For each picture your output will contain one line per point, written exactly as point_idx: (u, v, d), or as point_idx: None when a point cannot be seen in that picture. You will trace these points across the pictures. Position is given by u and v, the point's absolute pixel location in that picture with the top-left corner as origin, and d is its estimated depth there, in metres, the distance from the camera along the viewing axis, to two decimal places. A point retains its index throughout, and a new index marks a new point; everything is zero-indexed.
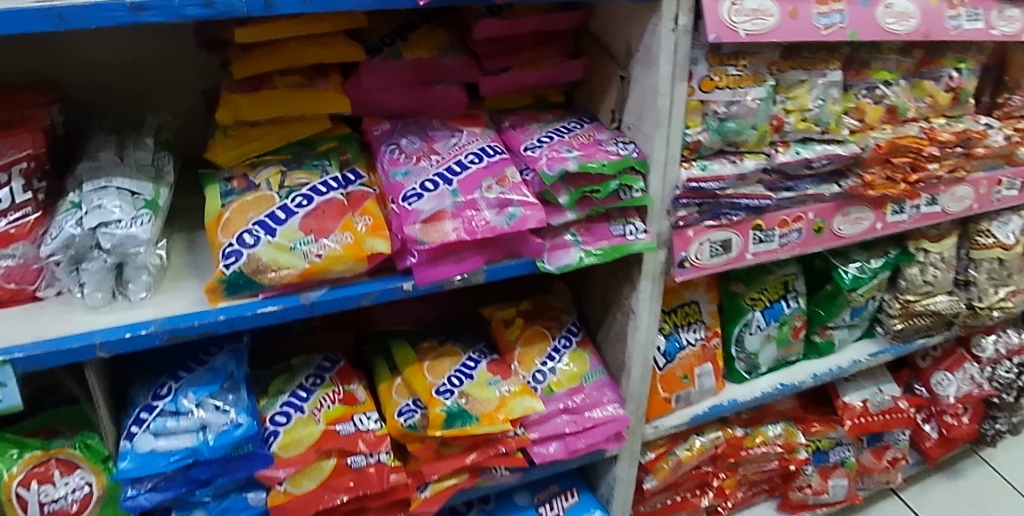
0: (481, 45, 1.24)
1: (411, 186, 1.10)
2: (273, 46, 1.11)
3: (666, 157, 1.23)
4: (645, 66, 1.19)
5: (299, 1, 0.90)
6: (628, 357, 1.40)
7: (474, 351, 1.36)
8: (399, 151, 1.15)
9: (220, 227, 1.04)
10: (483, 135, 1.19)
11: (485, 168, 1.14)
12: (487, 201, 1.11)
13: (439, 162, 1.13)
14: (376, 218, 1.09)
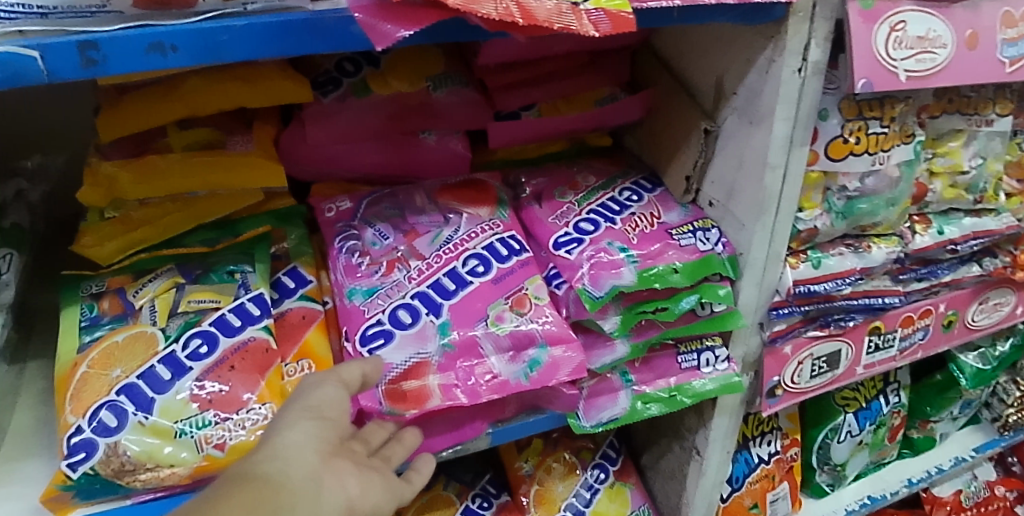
0: (493, 72, 0.78)
1: (377, 317, 0.70)
2: (164, 85, 0.69)
3: (768, 254, 0.82)
4: (748, 120, 0.76)
5: (144, 51, 0.50)
6: (686, 503, 0.99)
7: (475, 496, 0.97)
8: (365, 249, 0.75)
9: (70, 391, 0.64)
10: (492, 220, 0.77)
11: (495, 282, 0.73)
12: (495, 341, 0.71)
13: (423, 271, 0.73)
14: (320, 363, 0.70)
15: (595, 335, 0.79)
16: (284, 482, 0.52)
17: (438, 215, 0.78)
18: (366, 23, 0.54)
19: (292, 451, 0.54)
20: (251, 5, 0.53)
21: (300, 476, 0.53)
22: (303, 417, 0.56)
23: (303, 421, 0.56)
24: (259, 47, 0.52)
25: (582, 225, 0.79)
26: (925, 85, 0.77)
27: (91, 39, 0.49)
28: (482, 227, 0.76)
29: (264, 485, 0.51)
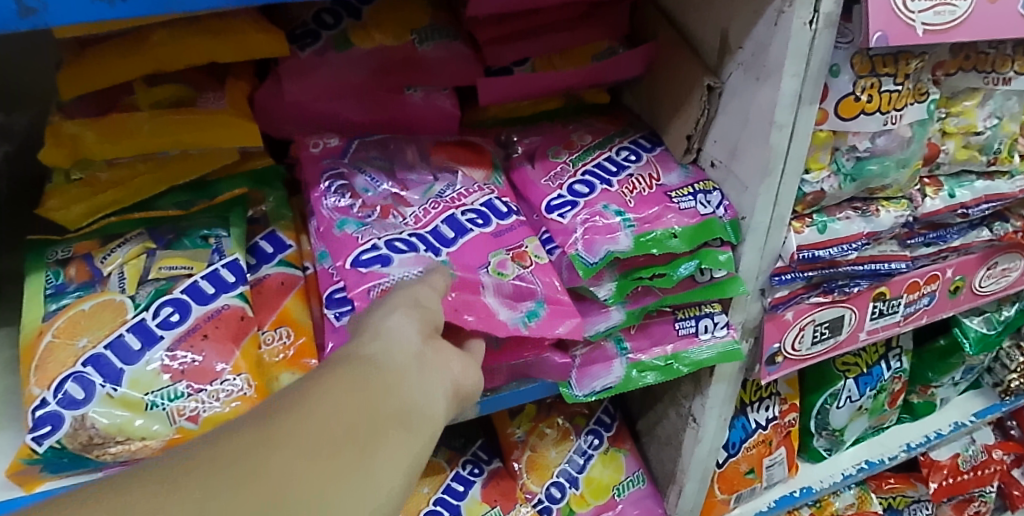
0: (482, 25, 0.72)
1: (375, 246, 0.66)
2: (130, 38, 0.64)
3: (772, 218, 0.78)
4: (755, 76, 0.71)
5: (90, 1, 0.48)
6: (681, 470, 0.97)
7: (466, 461, 0.94)
8: (354, 193, 0.71)
9: (34, 362, 0.61)
10: (488, 184, 0.73)
11: (496, 235, 0.70)
12: (499, 287, 0.67)
13: (421, 215, 0.70)
14: (299, 331, 0.67)
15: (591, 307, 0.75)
16: (383, 368, 0.50)
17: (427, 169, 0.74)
18: None
19: (386, 341, 0.52)
20: None
21: (399, 361, 0.51)
22: (388, 313, 0.54)
23: (388, 314, 0.54)
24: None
25: (577, 186, 0.75)
26: (945, 39, 0.72)
27: None
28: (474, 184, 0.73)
29: (360, 376, 0.49)
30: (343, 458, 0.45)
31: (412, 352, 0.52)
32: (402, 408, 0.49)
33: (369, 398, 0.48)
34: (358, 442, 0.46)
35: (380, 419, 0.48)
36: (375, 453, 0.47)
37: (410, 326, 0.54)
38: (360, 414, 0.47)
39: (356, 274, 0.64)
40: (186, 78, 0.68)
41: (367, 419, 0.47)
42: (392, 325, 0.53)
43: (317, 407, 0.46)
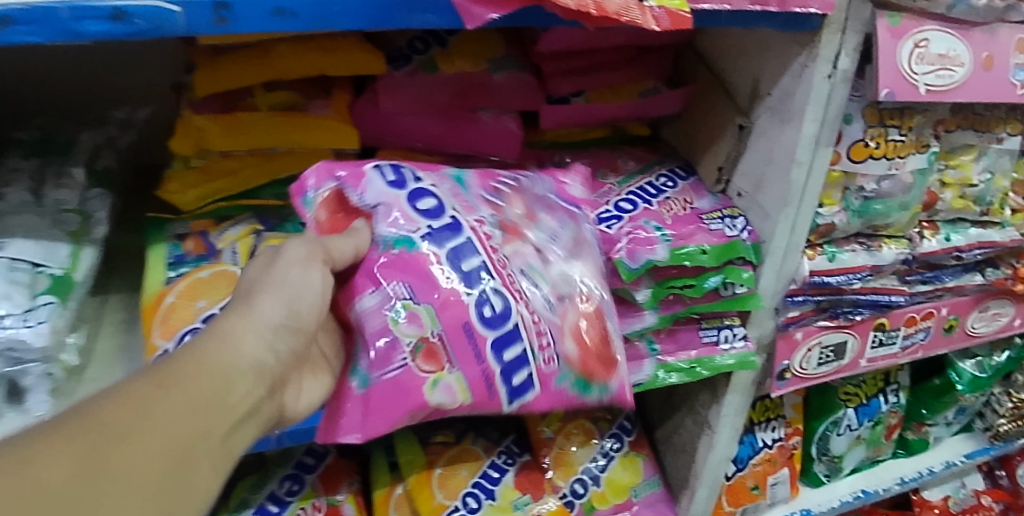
0: (549, 59, 0.84)
1: (415, 185, 0.70)
2: (255, 50, 0.76)
3: (788, 244, 0.89)
4: (780, 119, 0.83)
5: (266, 15, 0.57)
6: (694, 475, 1.06)
7: (499, 453, 1.00)
8: (506, 188, 0.75)
9: (157, 318, 0.71)
10: (531, 330, 0.67)
11: (464, 327, 0.66)
12: (388, 305, 0.65)
13: (478, 227, 0.69)
14: None
15: (597, 365, 0.71)
16: (239, 380, 0.58)
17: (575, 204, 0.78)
18: (461, 4, 0.61)
19: (251, 352, 0.59)
20: None
21: (252, 372, 0.59)
22: (265, 308, 0.61)
23: (263, 312, 0.61)
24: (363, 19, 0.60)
25: (621, 204, 0.86)
26: (944, 99, 0.82)
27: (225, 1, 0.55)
28: (574, 242, 0.75)
29: (197, 395, 0.55)
30: (179, 463, 0.52)
31: (263, 369, 0.60)
32: (241, 412, 0.57)
33: (202, 407, 0.54)
34: (188, 453, 0.53)
35: (222, 429, 0.55)
36: (203, 463, 0.54)
37: (277, 327, 0.61)
38: (206, 422, 0.54)
39: (376, 169, 0.70)
40: (294, 88, 0.80)
41: (212, 429, 0.55)
42: (262, 327, 0.61)
43: (155, 408, 0.52)
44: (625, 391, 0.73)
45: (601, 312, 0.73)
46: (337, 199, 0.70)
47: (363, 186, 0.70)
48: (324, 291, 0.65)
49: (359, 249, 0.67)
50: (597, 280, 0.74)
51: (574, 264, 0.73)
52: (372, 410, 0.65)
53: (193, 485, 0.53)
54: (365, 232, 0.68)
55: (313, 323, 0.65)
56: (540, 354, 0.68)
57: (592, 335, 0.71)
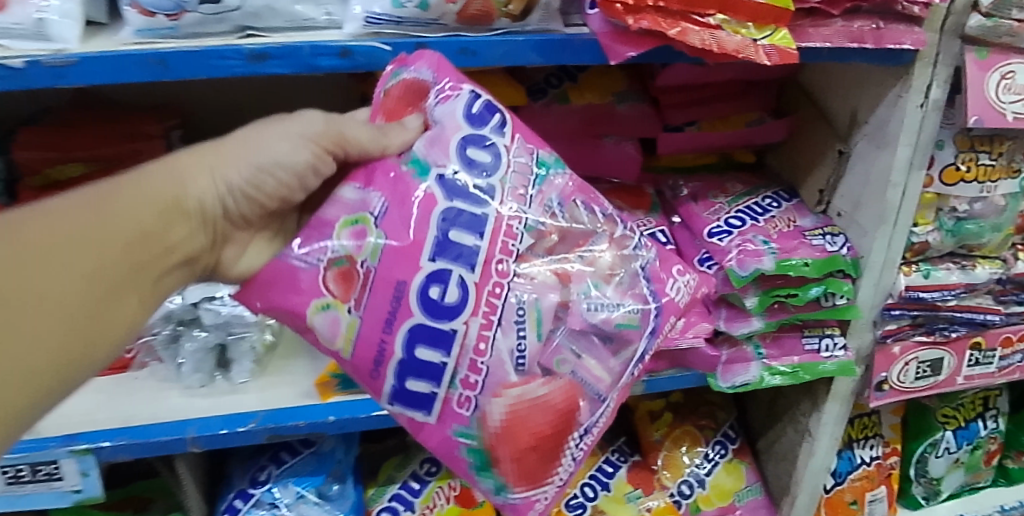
0: (667, 93, 0.96)
1: (492, 133, 0.66)
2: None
3: (886, 260, 0.97)
4: (876, 145, 0.92)
5: (455, 52, 0.72)
6: (795, 482, 1.13)
7: (613, 451, 1.11)
8: (583, 242, 0.70)
9: None
10: (477, 344, 0.64)
11: (398, 288, 0.64)
12: (359, 206, 0.65)
13: (506, 228, 0.65)
14: None
15: (499, 446, 0.66)
16: (143, 218, 0.56)
17: (629, 300, 0.69)
18: (608, 45, 0.75)
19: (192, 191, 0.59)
20: (529, 26, 0.74)
21: (165, 212, 0.57)
22: (236, 158, 0.61)
23: (231, 165, 0.61)
24: (530, 57, 0.74)
25: (731, 221, 0.96)
26: None
27: (424, 42, 0.71)
28: (595, 330, 0.68)
29: (147, 212, 0.56)
30: (96, 295, 0.53)
31: (195, 212, 0.59)
32: (172, 249, 0.58)
33: (134, 244, 0.55)
34: (120, 284, 0.54)
35: (143, 265, 0.56)
36: (133, 293, 0.55)
37: (256, 184, 0.62)
38: (113, 258, 0.54)
39: (477, 95, 0.67)
40: None
41: (121, 267, 0.54)
42: (231, 178, 0.61)
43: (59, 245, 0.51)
44: (530, 496, 0.69)
45: (581, 402, 0.68)
46: (409, 88, 0.68)
47: (449, 95, 0.66)
48: (316, 174, 0.64)
49: (384, 149, 0.66)
50: (586, 385, 0.68)
51: (576, 367, 0.68)
52: (257, 281, 0.67)
53: (117, 313, 0.54)
54: (411, 130, 0.67)
55: (289, 198, 0.65)
56: (458, 387, 0.65)
57: (538, 429, 0.66)
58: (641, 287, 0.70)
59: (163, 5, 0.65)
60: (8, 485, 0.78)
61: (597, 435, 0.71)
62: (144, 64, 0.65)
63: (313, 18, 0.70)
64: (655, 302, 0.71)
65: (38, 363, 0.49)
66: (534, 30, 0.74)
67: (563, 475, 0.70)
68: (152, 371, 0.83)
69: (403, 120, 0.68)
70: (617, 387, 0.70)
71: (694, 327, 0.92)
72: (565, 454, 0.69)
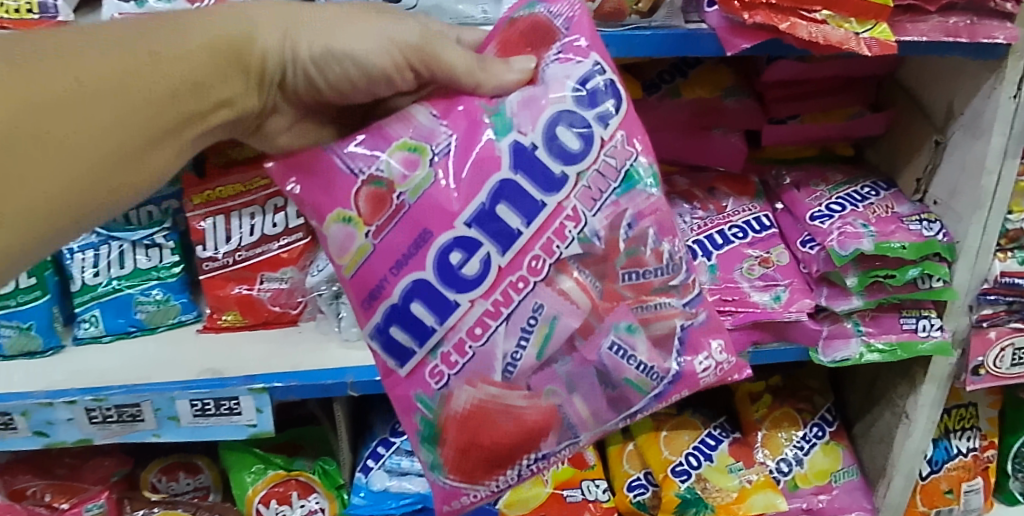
0: (771, 88, 1.04)
1: (589, 116, 0.66)
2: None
3: (981, 245, 1.02)
4: (972, 135, 0.98)
5: None
6: (891, 463, 1.18)
7: (715, 427, 1.16)
8: (659, 293, 0.72)
9: None
10: (492, 327, 0.67)
11: (425, 236, 0.66)
12: (424, 137, 0.67)
13: (557, 226, 0.66)
14: None
15: (451, 429, 0.70)
16: (198, 72, 0.60)
17: (653, 365, 0.71)
18: (723, 38, 0.85)
19: (258, 51, 0.63)
20: (655, 22, 0.86)
21: (224, 67, 0.62)
22: (318, 34, 0.65)
23: (309, 40, 0.65)
24: (655, 49, 0.85)
25: (832, 206, 1.03)
26: None
27: None
28: (603, 368, 0.70)
29: (198, 65, 0.60)
30: (139, 141, 0.58)
31: (253, 69, 0.64)
32: (222, 104, 0.63)
33: (182, 96, 0.60)
34: (164, 131, 0.60)
35: (186, 116, 0.61)
36: (171, 143, 0.61)
37: (323, 65, 0.66)
38: (164, 107, 0.59)
39: (600, 71, 0.67)
40: None
41: (166, 114, 0.59)
42: (302, 50, 0.65)
43: (127, 91, 0.57)
44: (460, 486, 0.73)
45: (551, 432, 0.71)
46: (537, 27, 0.70)
47: (570, 60, 0.68)
48: (388, 83, 0.67)
49: (478, 86, 0.67)
50: (568, 421, 0.71)
51: (563, 401, 0.70)
52: (297, 160, 0.69)
53: (149, 158, 0.60)
54: (514, 74, 0.68)
55: (351, 92, 0.68)
56: (439, 356, 0.68)
57: (499, 437, 0.70)
58: (668, 356, 0.72)
59: None
60: (195, 417, 0.88)
61: (551, 463, 0.73)
62: None
63: (471, 16, 0.82)
64: (674, 378, 0.72)
65: (79, 183, 0.56)
66: (659, 26, 0.86)
67: (501, 483, 0.73)
68: (316, 325, 0.95)
69: (508, 59, 0.69)
70: (595, 431, 0.73)
71: (796, 302, 0.98)
72: (512, 468, 0.72)
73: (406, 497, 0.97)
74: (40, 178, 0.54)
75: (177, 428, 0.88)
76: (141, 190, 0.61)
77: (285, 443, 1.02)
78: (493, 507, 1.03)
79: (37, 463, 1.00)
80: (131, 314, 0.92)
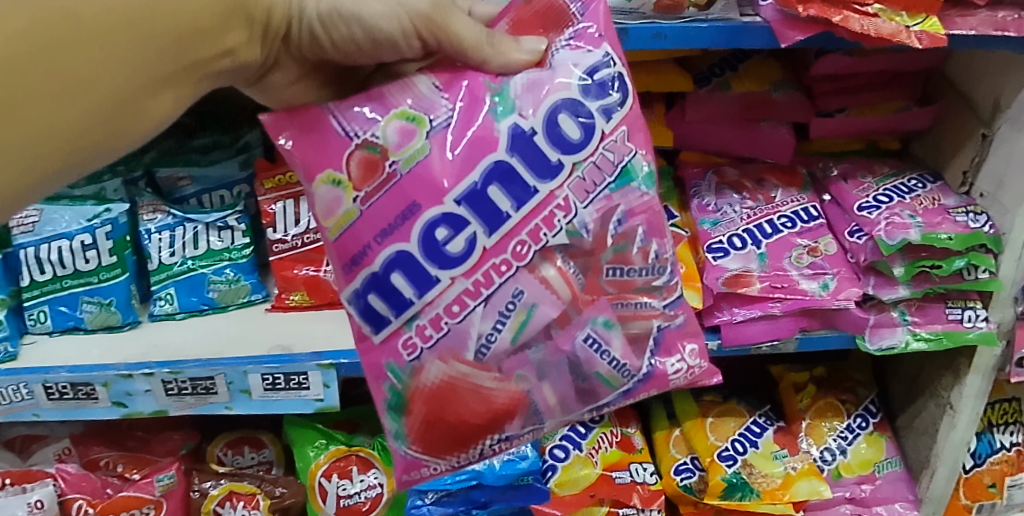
0: (819, 82, 1.07)
1: (592, 107, 0.65)
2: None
3: None
4: (1017, 128, 1.00)
5: (651, 37, 0.86)
6: (935, 455, 1.19)
7: (760, 415, 1.19)
8: (640, 292, 0.70)
9: None
10: (471, 306, 0.65)
11: (410, 207, 0.64)
12: (423, 108, 0.65)
13: (546, 213, 0.65)
14: (687, 266, 1.02)
15: (418, 402, 0.68)
16: (201, 17, 0.57)
17: (625, 363, 0.69)
18: (778, 30, 0.87)
19: (264, 4, 0.63)
20: (712, 14, 0.87)
21: (227, 14, 0.60)
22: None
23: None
24: (711, 41, 0.87)
25: (879, 197, 1.06)
26: None
27: (626, 29, 0.85)
28: (576, 360, 0.68)
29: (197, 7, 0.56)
30: (141, 86, 0.55)
31: (257, 20, 0.63)
32: (225, 52, 0.61)
33: (185, 41, 0.56)
34: (166, 76, 0.56)
35: (189, 62, 0.57)
36: (169, 89, 0.57)
37: (330, 24, 0.67)
38: (168, 52, 0.55)
39: (609, 64, 0.66)
40: None
41: (170, 59, 0.56)
42: (310, 6, 0.66)
43: (128, 33, 0.52)
44: (419, 457, 0.72)
45: (517, 418, 0.69)
46: (552, 11, 0.70)
47: (581, 48, 0.66)
48: (394, 49, 0.67)
49: (484, 62, 0.65)
50: (535, 408, 0.69)
51: (533, 389, 0.68)
52: (294, 115, 0.65)
53: (150, 106, 0.56)
54: (523, 54, 0.66)
55: (356, 55, 0.68)
56: (414, 328, 0.66)
57: (466, 416, 0.68)
58: (642, 356, 0.70)
59: None
60: (266, 391, 0.92)
61: (510, 446, 0.72)
62: None
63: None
64: (645, 377, 0.71)
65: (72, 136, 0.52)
66: (715, 19, 0.87)
67: (459, 461, 0.72)
68: None
69: (518, 37, 0.68)
70: (558, 420, 0.72)
71: (845, 290, 1.01)
72: (472, 449, 0.70)
73: (461, 472, 1.02)
74: (31, 127, 0.50)
75: (249, 401, 0.93)
76: (139, 138, 0.57)
77: (346, 422, 1.07)
78: (546, 487, 1.05)
79: (110, 436, 1.05)
80: (204, 292, 0.95)
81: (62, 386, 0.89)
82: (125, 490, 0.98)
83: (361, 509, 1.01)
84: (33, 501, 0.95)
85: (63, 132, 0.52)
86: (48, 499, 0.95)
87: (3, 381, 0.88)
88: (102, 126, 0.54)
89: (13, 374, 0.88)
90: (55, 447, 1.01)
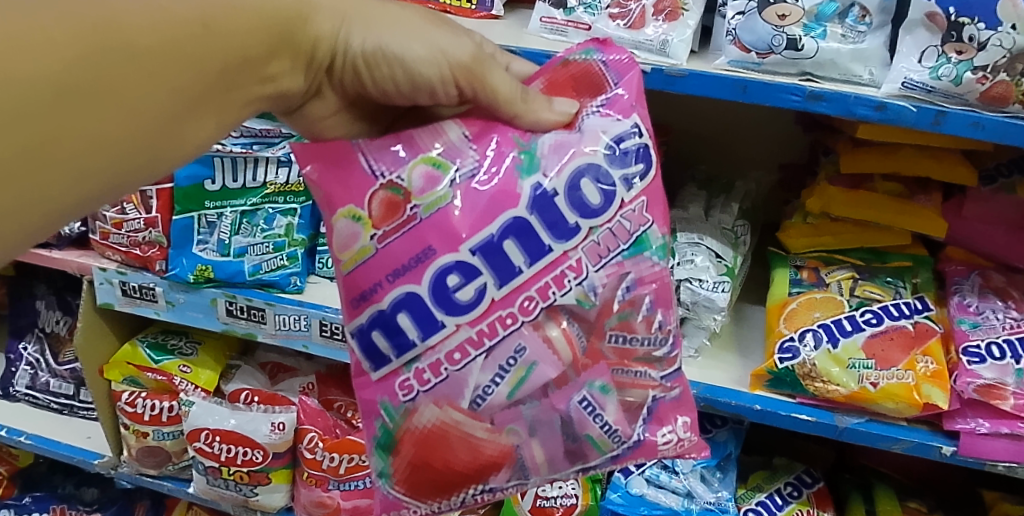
0: None
1: (615, 176, 0.61)
2: (885, 148, 1.02)
3: None
4: None
5: (968, 126, 0.78)
6: None
7: None
8: (640, 361, 0.65)
9: (875, 354, 0.94)
10: (468, 361, 0.61)
11: (424, 252, 0.60)
12: (451, 155, 0.61)
13: (557, 274, 0.61)
14: (938, 363, 0.94)
15: (407, 444, 0.64)
16: (249, 45, 0.54)
17: (618, 429, 0.64)
18: None
19: (311, 35, 0.58)
20: None
21: (275, 43, 0.56)
22: (373, 27, 0.59)
23: (364, 33, 0.59)
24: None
25: None
26: None
27: (945, 111, 0.78)
28: (568, 419, 0.64)
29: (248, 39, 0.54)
30: (176, 115, 0.51)
31: (303, 51, 0.58)
32: (267, 80, 0.57)
33: (231, 69, 0.53)
34: (202, 99, 0.53)
35: (230, 88, 0.54)
36: (210, 115, 0.54)
37: (372, 64, 0.61)
38: (209, 80, 0.52)
39: (637, 134, 0.62)
40: (902, 183, 1.05)
41: (212, 87, 0.53)
42: (355, 42, 0.59)
43: (178, 64, 0.50)
44: (402, 500, 0.67)
45: (503, 471, 0.64)
46: (587, 75, 0.66)
47: (610, 115, 0.63)
48: (430, 95, 0.62)
49: (515, 117, 0.62)
50: (520, 463, 0.64)
51: (521, 444, 0.63)
52: (324, 147, 0.63)
53: (186, 133, 0.53)
54: (554, 115, 0.62)
55: (393, 96, 0.63)
56: (412, 371, 0.62)
57: (453, 463, 0.63)
58: (634, 424, 0.65)
59: (759, 45, 0.83)
60: None
61: (493, 499, 0.66)
62: (732, 86, 0.83)
63: (859, 76, 0.83)
64: (634, 444, 0.65)
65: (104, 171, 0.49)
66: None
67: (441, 506, 0.66)
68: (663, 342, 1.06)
69: (552, 97, 0.64)
70: (545, 478, 0.66)
71: None
72: (454, 496, 0.65)
73: (658, 508, 1.05)
74: (63, 160, 0.47)
75: None
76: (175, 162, 0.54)
77: None
78: None
79: (347, 384, 1.17)
80: None
81: (336, 327, 0.99)
82: (353, 434, 1.08)
83: (554, 512, 1.11)
84: (277, 422, 1.07)
85: (89, 167, 0.48)
86: (290, 424, 1.07)
87: (289, 310, 1.00)
88: (134, 157, 0.51)
89: (300, 306, 0.99)
90: (302, 380, 1.15)
